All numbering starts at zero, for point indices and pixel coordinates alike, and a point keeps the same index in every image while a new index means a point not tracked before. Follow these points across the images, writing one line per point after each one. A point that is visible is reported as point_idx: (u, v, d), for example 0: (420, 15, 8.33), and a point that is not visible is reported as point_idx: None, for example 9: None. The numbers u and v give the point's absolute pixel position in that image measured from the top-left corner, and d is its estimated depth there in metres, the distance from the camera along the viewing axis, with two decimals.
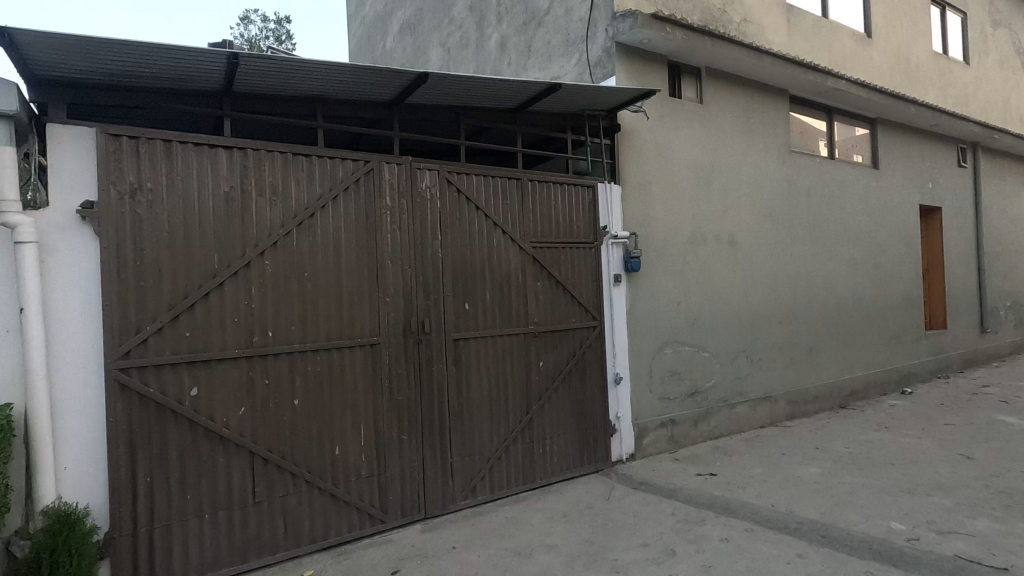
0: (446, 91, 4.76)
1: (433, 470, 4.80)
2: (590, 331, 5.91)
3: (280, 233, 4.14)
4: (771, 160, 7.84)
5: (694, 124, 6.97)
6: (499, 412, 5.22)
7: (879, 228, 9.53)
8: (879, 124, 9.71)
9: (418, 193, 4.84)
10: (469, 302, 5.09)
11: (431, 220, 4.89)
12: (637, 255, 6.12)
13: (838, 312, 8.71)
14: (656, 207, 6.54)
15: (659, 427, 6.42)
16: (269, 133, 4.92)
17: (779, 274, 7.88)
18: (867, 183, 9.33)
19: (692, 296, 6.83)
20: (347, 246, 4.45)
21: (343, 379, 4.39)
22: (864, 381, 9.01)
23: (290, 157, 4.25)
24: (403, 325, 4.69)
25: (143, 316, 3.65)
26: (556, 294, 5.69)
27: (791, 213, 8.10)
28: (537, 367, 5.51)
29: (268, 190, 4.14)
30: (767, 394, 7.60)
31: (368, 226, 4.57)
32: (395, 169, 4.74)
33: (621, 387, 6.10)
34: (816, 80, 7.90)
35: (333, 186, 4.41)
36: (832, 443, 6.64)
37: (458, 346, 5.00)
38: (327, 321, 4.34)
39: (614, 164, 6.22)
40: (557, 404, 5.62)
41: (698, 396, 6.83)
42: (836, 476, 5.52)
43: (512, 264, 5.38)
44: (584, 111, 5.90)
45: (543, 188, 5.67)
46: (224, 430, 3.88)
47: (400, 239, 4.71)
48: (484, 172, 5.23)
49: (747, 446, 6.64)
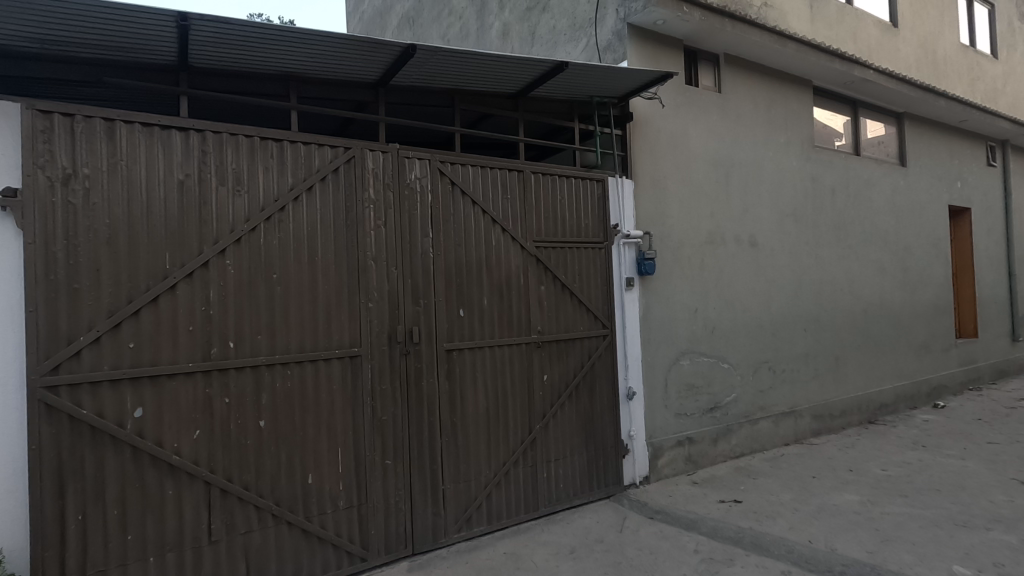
0: (438, 70, 4.23)
1: (422, 499, 4.23)
2: (600, 340, 5.34)
3: (244, 229, 3.60)
4: (794, 155, 7.26)
5: (712, 114, 6.41)
6: (498, 433, 4.65)
7: (908, 230, 8.92)
8: (906, 119, 9.12)
9: (406, 185, 4.29)
10: (464, 307, 4.53)
11: (421, 216, 4.34)
12: (651, 256, 5.54)
13: (866, 319, 8.10)
14: (672, 204, 5.98)
15: (676, 446, 5.82)
16: (242, 116, 4.41)
17: (803, 278, 7.28)
18: (894, 181, 8.73)
19: (710, 302, 6.24)
20: (323, 244, 3.90)
21: (319, 397, 3.83)
22: (893, 395, 8.38)
23: (258, 142, 3.72)
24: (388, 335, 4.13)
25: (76, 325, 3.11)
26: (562, 299, 5.12)
27: (816, 212, 7.51)
28: (541, 381, 4.93)
29: (231, 179, 3.60)
30: (792, 408, 6.99)
31: (348, 221, 4.01)
32: (380, 157, 4.19)
33: (635, 403, 5.51)
34: (843, 70, 7.33)
35: (308, 176, 3.87)
36: (867, 464, 6.02)
37: (451, 358, 4.44)
38: (298, 330, 3.78)
39: (626, 157, 5.65)
40: (563, 422, 5.04)
41: (717, 411, 6.24)
42: (877, 505, 4.91)
43: (513, 265, 4.82)
44: (593, 99, 5.37)
45: (548, 182, 5.11)
46: (174, 458, 3.32)
47: (385, 238, 4.16)
48: (481, 163, 4.67)
49: (772, 467, 6.04)
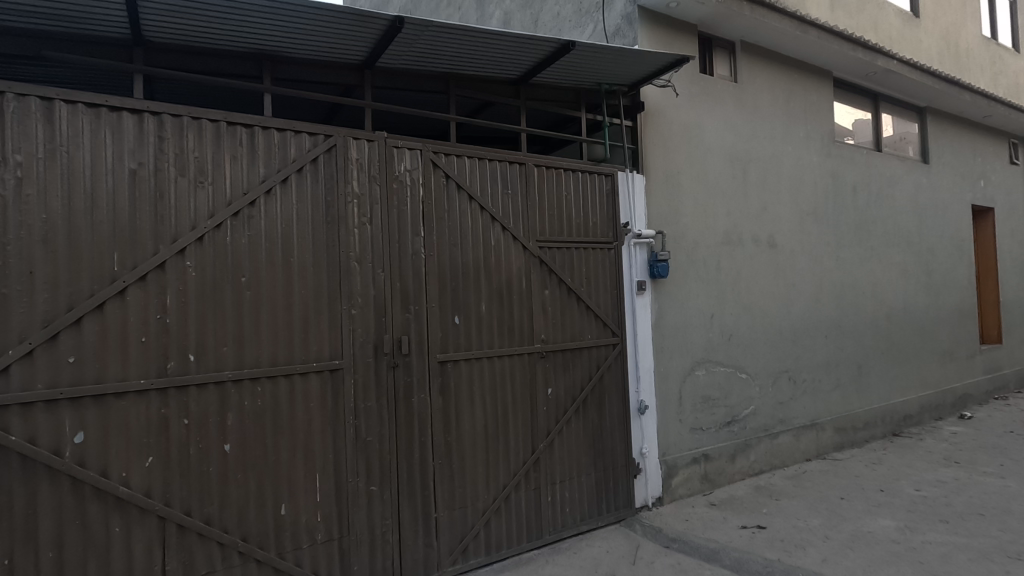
0: (431, 50, 3.79)
1: (412, 529, 3.78)
2: (609, 350, 4.88)
3: (208, 225, 3.16)
4: (814, 150, 6.81)
5: (728, 106, 5.97)
6: (497, 453, 4.19)
7: (931, 230, 8.45)
8: (928, 115, 8.67)
9: (394, 178, 3.85)
10: (460, 314, 4.08)
11: (411, 212, 3.89)
12: (665, 257, 5.10)
13: (889, 325, 7.63)
14: (686, 202, 5.53)
15: (691, 464, 5.36)
16: (214, 100, 3.98)
17: (823, 282, 6.83)
18: (917, 179, 8.27)
19: (727, 307, 5.79)
20: (300, 243, 3.46)
21: (293, 416, 3.39)
22: (918, 405, 7.91)
23: (225, 127, 3.28)
24: (374, 346, 3.68)
25: (5, 336, 2.67)
26: (568, 305, 4.67)
27: (837, 211, 7.06)
28: (545, 395, 4.48)
29: (193, 169, 3.17)
30: (813, 421, 6.53)
31: (328, 218, 3.57)
32: (365, 147, 3.75)
33: (647, 417, 5.05)
34: (866, 60, 6.88)
35: (283, 167, 3.43)
36: (897, 484, 5.55)
37: (445, 370, 3.99)
38: (271, 340, 3.33)
39: (636, 150, 5.21)
40: (569, 440, 4.58)
41: (735, 425, 5.78)
42: (917, 532, 4.45)
43: (514, 267, 4.37)
44: (601, 86, 4.94)
45: (552, 176, 4.66)
46: (121, 490, 2.87)
47: (371, 236, 3.71)
48: (479, 155, 4.23)
49: (795, 486, 5.57)
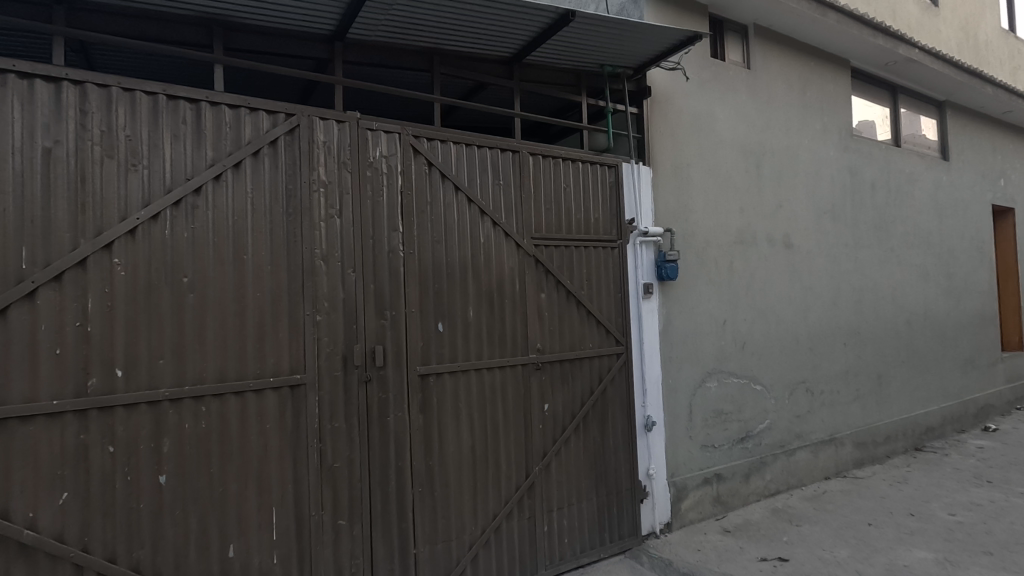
0: (409, 18, 3.31)
1: (387, 568, 3.28)
2: (612, 360, 4.39)
3: (142, 216, 2.68)
4: (831, 145, 6.34)
5: (741, 94, 5.50)
6: (486, 478, 3.70)
7: (952, 231, 7.98)
8: (947, 109, 8.20)
9: (368, 164, 3.36)
10: (444, 321, 3.59)
11: (388, 204, 3.41)
12: (674, 257, 4.62)
13: (909, 332, 7.14)
14: (697, 197, 5.05)
15: (702, 485, 4.86)
16: (167, 69, 3.50)
17: (841, 286, 6.35)
18: (937, 177, 7.79)
19: (740, 313, 5.31)
20: (255, 238, 2.97)
21: (244, 440, 2.89)
22: (940, 416, 7.42)
23: (164, 101, 2.79)
24: (342, 357, 3.19)
25: None
26: (567, 310, 4.18)
27: (855, 209, 6.59)
28: (541, 411, 3.98)
29: (123, 149, 2.68)
30: (831, 435, 6.03)
31: (288, 210, 3.09)
32: (334, 128, 3.27)
33: (654, 435, 4.56)
34: (888, 47, 6.41)
35: (235, 149, 2.95)
36: (928, 507, 5.06)
37: (427, 386, 3.49)
38: (218, 351, 2.83)
39: (642, 139, 4.73)
40: (568, 462, 4.09)
41: (749, 441, 5.29)
42: (960, 566, 3.97)
43: (507, 268, 3.88)
44: (604, 68, 4.47)
45: (550, 166, 4.18)
46: (26, 534, 2.38)
47: (340, 231, 3.23)
48: (466, 140, 3.75)
49: (816, 509, 5.07)
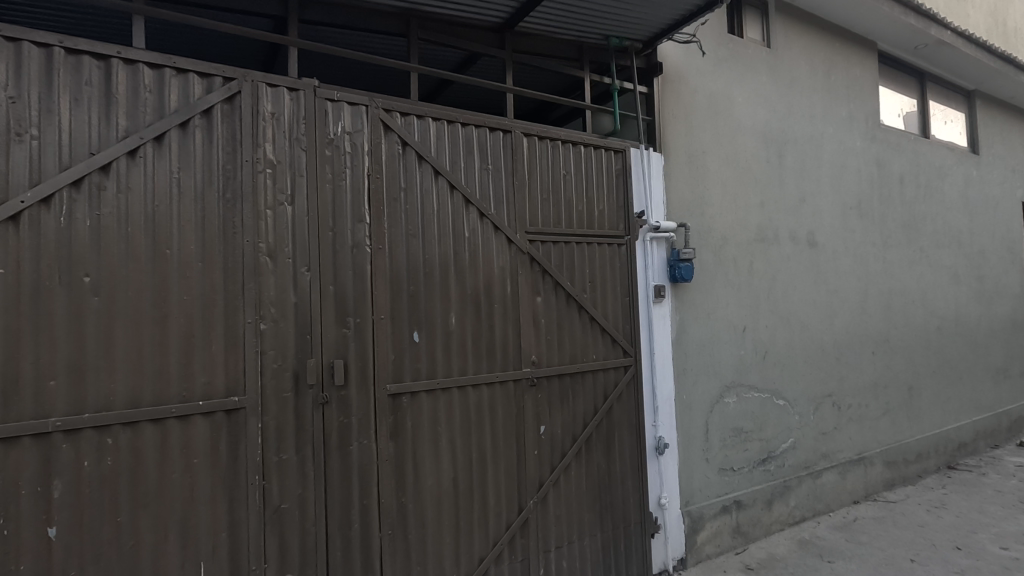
0: None
1: None
2: (620, 374, 3.82)
3: (27, 198, 2.11)
4: (857, 134, 5.77)
5: (762, 75, 4.94)
6: (471, 515, 3.13)
7: (983, 230, 7.39)
8: (977, 99, 7.62)
9: (326, 141, 2.79)
10: (422, 330, 3.02)
11: (352, 190, 2.85)
12: (689, 256, 4.06)
13: (940, 339, 6.56)
14: (713, 189, 4.48)
15: (720, 514, 4.29)
16: (105, 23, 3.05)
17: (869, 289, 5.77)
18: (967, 171, 7.22)
19: (761, 319, 4.74)
20: (181, 228, 2.41)
21: (164, 480, 2.32)
22: (972, 431, 6.83)
23: (61, 56, 2.24)
24: (293, 375, 2.62)
25: None
26: (568, 317, 3.61)
27: (883, 205, 6.01)
28: (537, 435, 3.41)
29: (5, 115, 2.13)
30: (860, 454, 5.45)
31: (226, 195, 2.53)
32: (285, 97, 2.71)
33: (666, 459, 3.99)
34: (919, 28, 5.85)
35: (157, 119, 2.39)
36: (975, 539, 4.49)
37: (399, 407, 2.92)
38: (129, 371, 2.27)
39: (653, 122, 4.17)
40: (568, 493, 3.51)
41: (771, 463, 4.71)
42: None
43: (497, 267, 3.32)
44: (609, 40, 3.91)
45: (547, 150, 3.62)
46: None
47: (291, 222, 2.67)
48: (448, 116, 3.19)
49: (848, 541, 4.49)
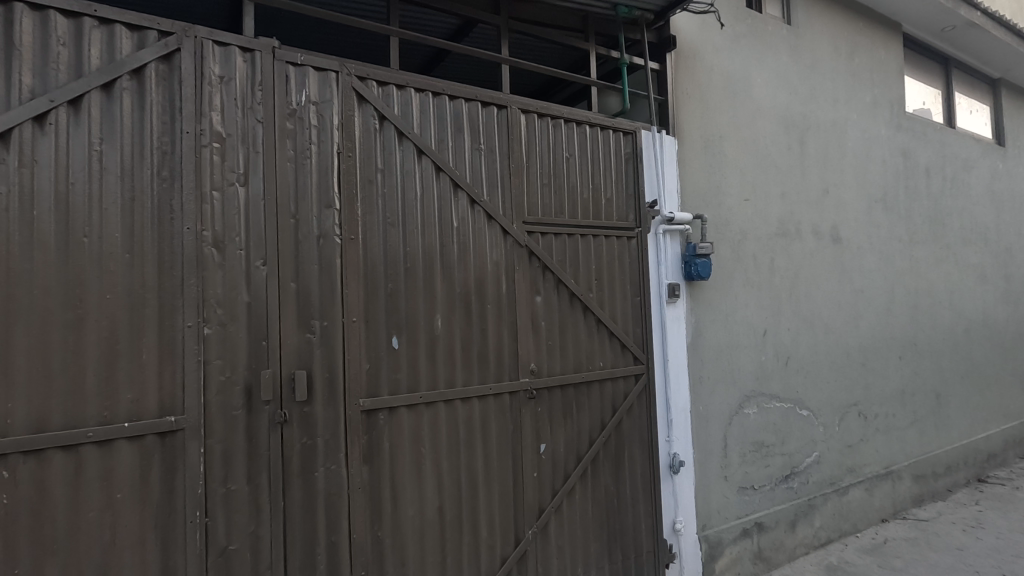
0: None
1: None
2: (630, 383, 3.39)
3: None
4: (882, 121, 5.35)
5: (782, 54, 4.52)
6: (460, 550, 2.70)
7: (1010, 227, 6.95)
8: (1002, 88, 7.18)
9: (287, 113, 2.36)
10: (402, 334, 2.59)
11: (319, 170, 2.42)
12: (706, 251, 3.63)
13: (967, 342, 6.12)
14: (731, 178, 4.06)
15: (741, 538, 3.85)
16: None
17: (895, 288, 5.34)
18: (994, 164, 6.78)
19: (783, 321, 4.31)
20: (103, 210, 1.98)
21: (79, 521, 1.89)
22: (1001, 440, 6.39)
23: None
24: (244, 390, 2.19)
25: None
26: (572, 319, 3.18)
27: (909, 198, 5.58)
28: (536, 455, 2.98)
29: None
30: (887, 468, 5.02)
31: (161, 172, 2.10)
32: (237, 58, 2.28)
33: (681, 478, 3.56)
34: (948, 7, 5.42)
35: (72, 80, 1.96)
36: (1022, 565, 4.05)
37: (373, 426, 2.49)
38: (33, 387, 1.84)
39: (665, 102, 3.74)
40: (572, 520, 3.09)
41: (794, 480, 4.28)
42: None
43: (491, 262, 2.89)
44: (617, 11, 3.43)
45: (548, 129, 3.19)
46: None
47: (244, 206, 2.24)
48: (434, 87, 2.76)
49: (881, 567, 4.06)
